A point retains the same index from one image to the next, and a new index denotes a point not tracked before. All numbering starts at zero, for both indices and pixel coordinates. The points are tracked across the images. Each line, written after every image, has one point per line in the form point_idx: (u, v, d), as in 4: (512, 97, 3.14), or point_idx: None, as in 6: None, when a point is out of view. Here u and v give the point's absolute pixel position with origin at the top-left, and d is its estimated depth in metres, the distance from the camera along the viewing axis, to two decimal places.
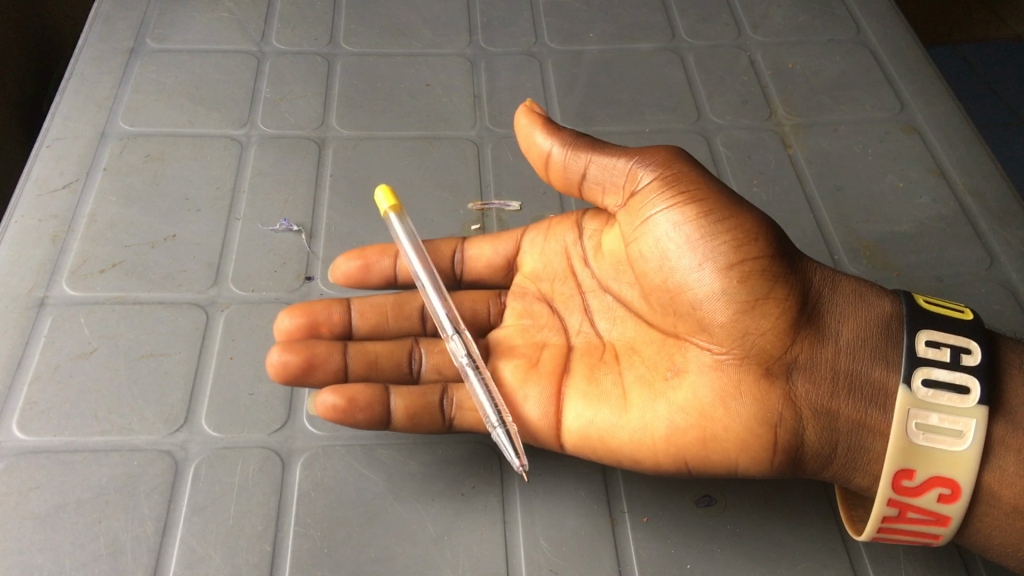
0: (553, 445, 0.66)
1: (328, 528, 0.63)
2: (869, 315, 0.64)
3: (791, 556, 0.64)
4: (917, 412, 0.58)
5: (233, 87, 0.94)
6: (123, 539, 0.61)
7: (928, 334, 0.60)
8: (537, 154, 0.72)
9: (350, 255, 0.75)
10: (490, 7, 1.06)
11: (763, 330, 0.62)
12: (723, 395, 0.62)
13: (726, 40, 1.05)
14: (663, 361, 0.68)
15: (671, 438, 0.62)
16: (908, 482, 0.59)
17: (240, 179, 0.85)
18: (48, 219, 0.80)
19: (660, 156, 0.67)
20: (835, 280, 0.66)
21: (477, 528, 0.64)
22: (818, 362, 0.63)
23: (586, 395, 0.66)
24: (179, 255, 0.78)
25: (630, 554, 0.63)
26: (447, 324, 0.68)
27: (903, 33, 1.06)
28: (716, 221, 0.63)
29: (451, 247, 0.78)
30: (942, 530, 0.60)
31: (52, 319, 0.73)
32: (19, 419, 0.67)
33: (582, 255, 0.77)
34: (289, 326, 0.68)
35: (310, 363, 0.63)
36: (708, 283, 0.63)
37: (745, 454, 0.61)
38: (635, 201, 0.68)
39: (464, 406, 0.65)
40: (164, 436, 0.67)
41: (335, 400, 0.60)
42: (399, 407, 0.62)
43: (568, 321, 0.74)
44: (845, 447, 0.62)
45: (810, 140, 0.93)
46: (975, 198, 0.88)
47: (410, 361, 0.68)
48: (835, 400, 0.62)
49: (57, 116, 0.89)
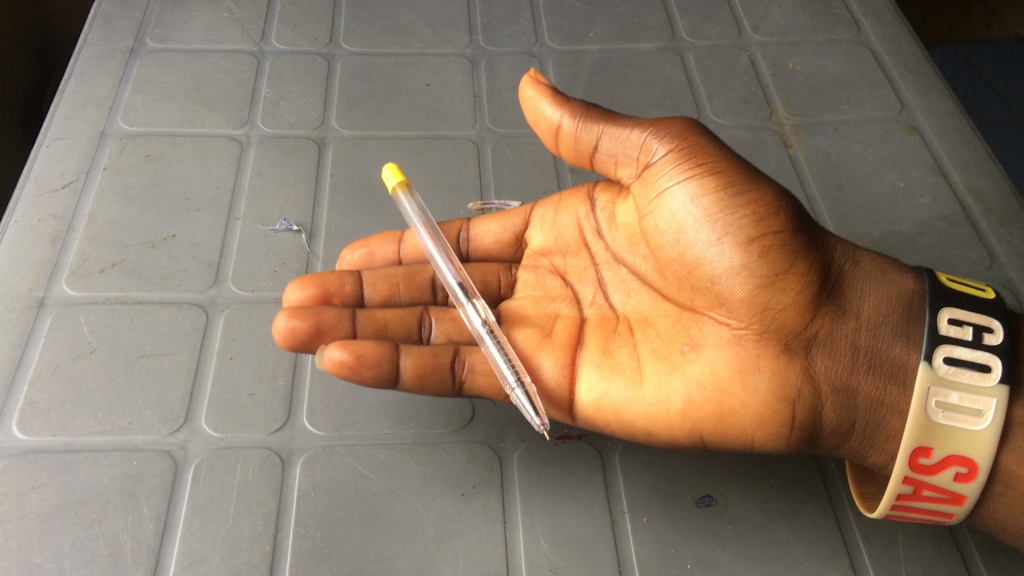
0: (565, 416, 0.67)
1: (328, 528, 0.63)
2: (890, 292, 0.64)
3: (792, 556, 0.64)
4: (938, 390, 0.58)
5: (233, 87, 0.93)
6: (123, 539, 0.61)
7: (950, 311, 0.60)
8: (545, 125, 0.71)
9: (354, 246, 0.75)
10: (490, 7, 1.06)
11: (783, 305, 0.62)
12: (740, 370, 0.62)
13: (726, 40, 1.04)
14: (680, 335, 0.67)
15: (686, 412, 0.62)
16: (925, 460, 0.59)
17: (240, 179, 0.85)
18: (48, 219, 0.80)
19: (675, 128, 0.66)
20: (857, 256, 0.66)
21: (478, 527, 0.64)
22: (838, 338, 0.62)
23: (600, 367, 0.66)
24: (179, 255, 0.78)
25: (630, 553, 0.63)
26: (459, 290, 0.68)
27: (904, 33, 1.06)
28: (735, 194, 0.62)
29: (457, 226, 0.79)
30: (957, 509, 0.60)
31: (52, 319, 0.73)
32: (19, 419, 0.67)
33: (595, 228, 0.77)
34: (299, 297, 0.67)
35: (318, 328, 0.62)
36: (726, 257, 0.63)
37: (761, 430, 0.61)
38: (650, 172, 0.67)
39: (476, 369, 0.63)
40: (164, 436, 0.67)
41: (343, 356, 0.59)
42: (409, 366, 0.61)
43: (581, 293, 0.75)
44: (863, 424, 0.62)
45: (810, 139, 0.93)
46: (975, 198, 0.88)
47: (420, 328, 0.68)
48: (854, 376, 0.62)
49: (57, 116, 0.89)
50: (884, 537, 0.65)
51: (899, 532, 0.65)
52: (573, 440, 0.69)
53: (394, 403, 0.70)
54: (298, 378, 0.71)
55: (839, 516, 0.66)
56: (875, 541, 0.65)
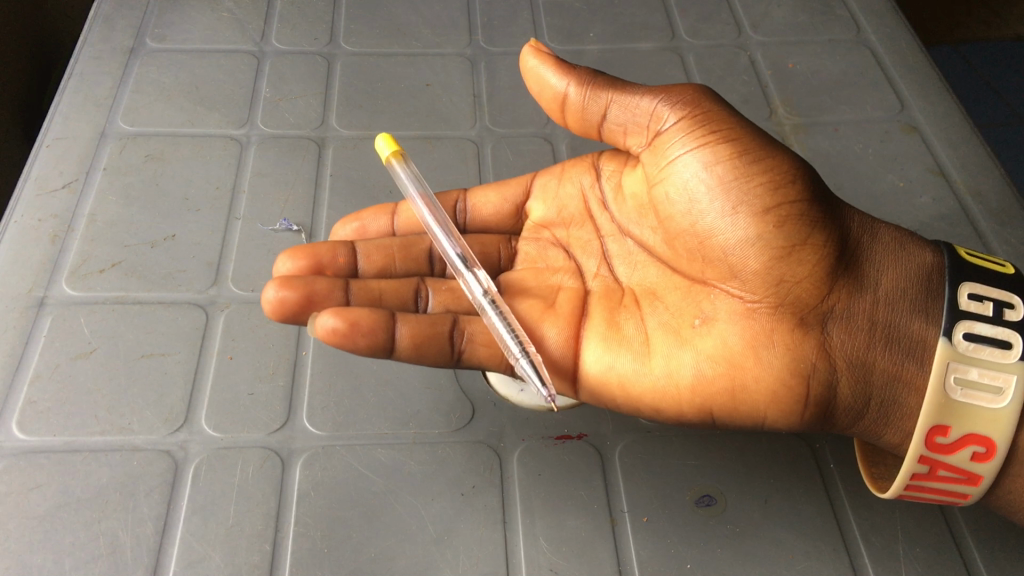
0: (571, 389, 0.67)
1: (328, 528, 0.63)
2: (909, 266, 0.65)
3: (792, 556, 0.64)
4: (957, 367, 0.58)
5: (233, 87, 0.93)
6: (123, 539, 0.61)
7: (970, 287, 0.61)
8: (550, 96, 0.72)
9: (346, 220, 0.76)
10: (490, 7, 1.06)
11: (799, 277, 0.62)
12: (754, 345, 0.61)
13: (726, 40, 1.04)
14: (690, 309, 0.67)
15: (696, 388, 0.62)
16: (942, 439, 0.58)
17: (240, 179, 0.85)
18: (48, 219, 0.80)
19: (687, 95, 0.67)
20: (875, 230, 0.66)
21: (477, 527, 0.64)
22: (855, 313, 0.63)
23: (605, 339, 0.66)
24: (179, 255, 0.78)
25: (630, 552, 0.63)
26: (458, 261, 0.68)
27: (903, 33, 1.06)
28: (751, 164, 0.63)
29: (454, 197, 0.79)
30: (972, 489, 0.60)
31: (52, 319, 0.73)
32: (19, 419, 0.67)
33: (599, 199, 0.78)
34: (292, 268, 0.67)
35: (309, 299, 0.60)
36: (742, 228, 0.63)
37: (775, 407, 0.61)
38: (661, 140, 0.68)
39: (476, 339, 0.62)
40: (164, 435, 0.67)
41: (336, 323, 0.56)
42: (406, 336, 0.59)
43: (585, 266, 0.75)
44: (879, 402, 0.62)
45: (809, 139, 0.93)
46: (975, 197, 0.88)
47: (417, 300, 0.67)
48: (871, 352, 0.62)
49: (57, 116, 0.89)
50: (883, 537, 0.65)
51: (899, 531, 0.65)
52: (573, 439, 0.69)
53: (394, 402, 0.70)
54: (298, 379, 0.71)
55: (839, 516, 0.66)
56: (874, 541, 0.65)
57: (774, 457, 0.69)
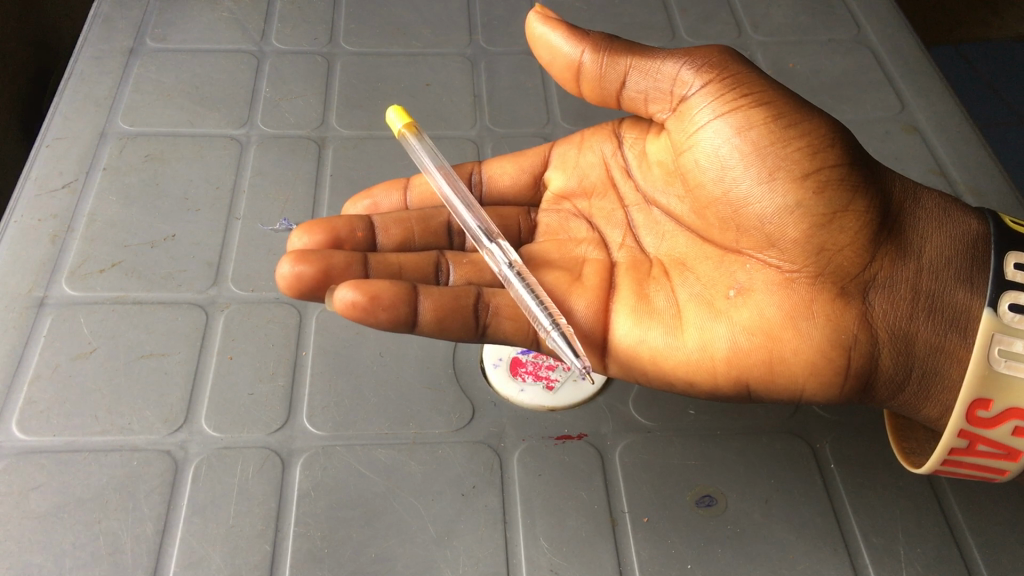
0: (599, 361, 0.66)
1: (328, 528, 0.63)
2: (954, 233, 0.64)
3: (793, 556, 0.64)
4: (1002, 338, 0.58)
5: (233, 88, 0.93)
6: (123, 539, 0.61)
7: (1016, 256, 0.60)
8: (562, 64, 0.72)
9: (359, 198, 0.77)
10: (490, 7, 1.06)
11: (840, 245, 0.62)
12: (792, 315, 0.62)
13: (726, 40, 1.04)
14: (723, 279, 0.67)
15: (733, 359, 0.62)
16: (983, 413, 0.58)
17: (240, 179, 0.85)
18: (48, 219, 0.80)
19: (713, 58, 0.67)
20: (916, 195, 0.67)
21: (477, 528, 0.63)
22: (897, 282, 0.63)
23: (635, 312, 0.66)
24: (180, 255, 0.78)
25: (629, 552, 0.63)
26: (481, 233, 0.68)
27: (904, 34, 1.06)
28: (787, 129, 0.63)
29: (469, 169, 0.79)
30: (1010, 466, 0.60)
31: (52, 319, 0.73)
32: (19, 419, 0.67)
33: (622, 166, 0.79)
34: (308, 243, 0.66)
35: (327, 273, 0.60)
36: (780, 194, 0.64)
37: (814, 379, 0.61)
38: (687, 106, 0.69)
39: (501, 313, 0.62)
40: (164, 436, 0.67)
41: (355, 297, 0.56)
42: (428, 309, 0.59)
43: (609, 237, 0.75)
44: (920, 374, 0.62)
45: None
46: (975, 197, 0.88)
47: (437, 274, 0.67)
48: (913, 322, 0.62)
49: (57, 116, 0.89)
50: (884, 537, 0.65)
51: (899, 532, 0.65)
52: (573, 439, 0.69)
53: (394, 403, 0.70)
54: (298, 379, 0.71)
55: (839, 515, 0.66)
56: (875, 541, 0.65)
57: (774, 458, 0.69)
